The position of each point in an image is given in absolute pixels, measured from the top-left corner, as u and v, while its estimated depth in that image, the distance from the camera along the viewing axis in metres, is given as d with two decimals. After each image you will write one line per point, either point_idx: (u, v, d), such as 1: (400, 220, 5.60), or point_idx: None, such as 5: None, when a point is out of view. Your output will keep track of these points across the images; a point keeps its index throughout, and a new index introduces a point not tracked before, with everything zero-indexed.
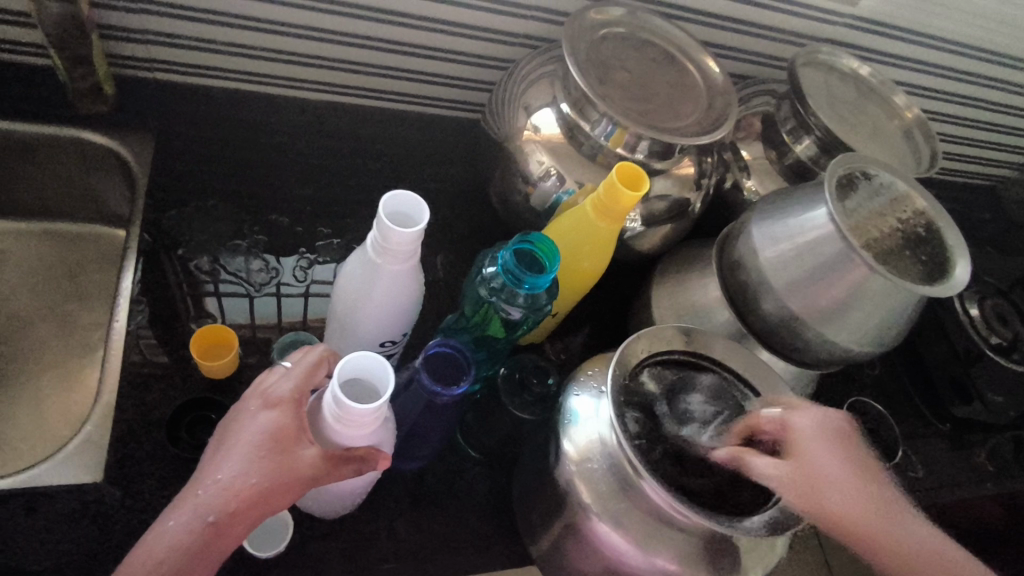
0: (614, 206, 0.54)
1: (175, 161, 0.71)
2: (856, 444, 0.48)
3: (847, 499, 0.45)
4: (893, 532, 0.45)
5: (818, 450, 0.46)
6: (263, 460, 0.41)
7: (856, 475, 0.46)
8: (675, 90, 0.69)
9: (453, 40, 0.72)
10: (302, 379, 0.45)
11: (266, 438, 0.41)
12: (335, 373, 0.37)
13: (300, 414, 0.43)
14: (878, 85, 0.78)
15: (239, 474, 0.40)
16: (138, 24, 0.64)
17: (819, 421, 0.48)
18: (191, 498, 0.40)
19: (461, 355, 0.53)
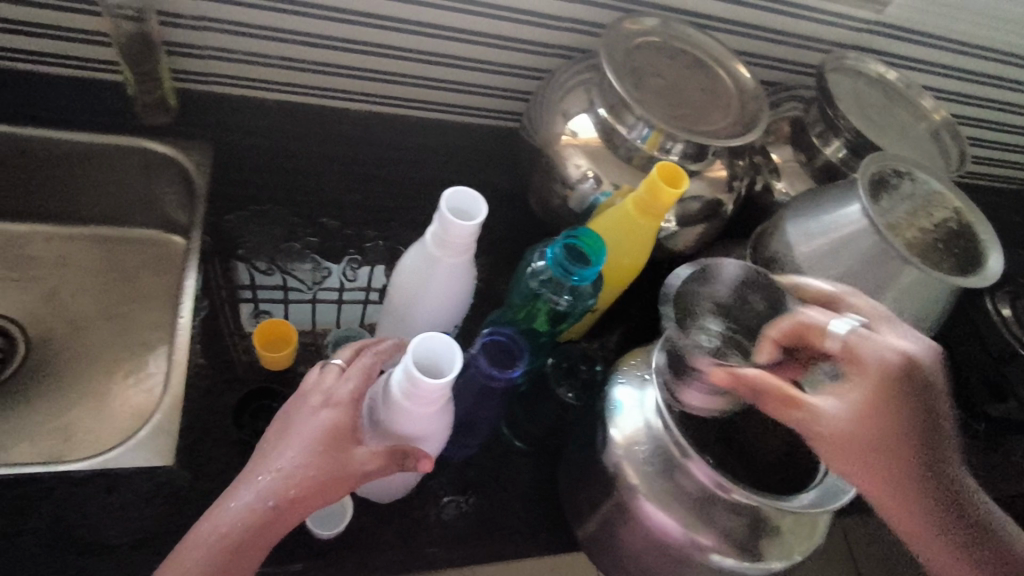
0: (655, 204, 0.56)
1: (232, 167, 0.74)
2: (930, 387, 0.47)
3: (889, 442, 0.46)
4: (930, 485, 0.46)
5: (892, 397, 0.46)
6: (322, 456, 0.45)
7: (912, 422, 0.46)
8: (707, 95, 0.71)
9: (492, 52, 0.75)
10: (359, 381, 0.49)
11: (325, 435, 0.45)
12: (407, 352, 0.40)
13: (355, 414, 0.47)
14: (905, 90, 0.80)
15: (297, 466, 0.44)
16: (200, 41, 0.68)
17: (892, 357, 0.47)
18: (256, 484, 0.44)
19: (514, 343, 0.59)
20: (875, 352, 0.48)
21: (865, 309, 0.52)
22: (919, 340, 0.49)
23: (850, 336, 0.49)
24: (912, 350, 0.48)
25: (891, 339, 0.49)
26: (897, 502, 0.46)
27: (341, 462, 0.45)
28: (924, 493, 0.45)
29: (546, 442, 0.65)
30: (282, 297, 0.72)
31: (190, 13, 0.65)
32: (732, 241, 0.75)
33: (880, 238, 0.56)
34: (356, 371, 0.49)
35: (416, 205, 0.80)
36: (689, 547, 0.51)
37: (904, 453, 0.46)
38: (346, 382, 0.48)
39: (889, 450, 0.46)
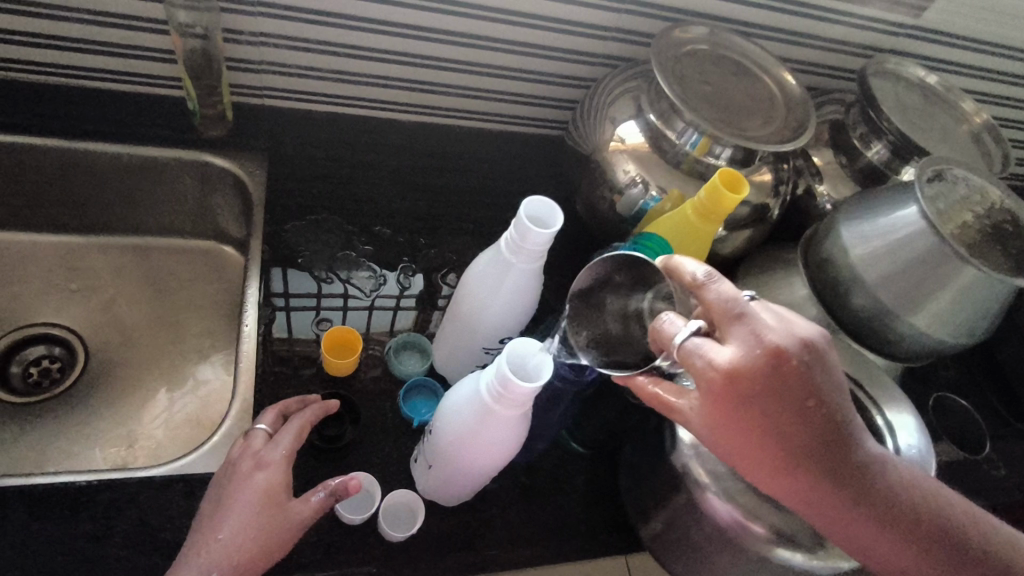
0: (715, 211, 0.58)
1: (285, 177, 0.76)
2: (784, 387, 0.41)
3: (747, 447, 0.43)
4: (813, 480, 0.42)
5: (727, 413, 0.42)
6: (261, 517, 0.49)
7: (770, 425, 0.41)
8: (752, 100, 0.73)
9: (539, 62, 0.77)
10: (288, 442, 0.53)
11: (262, 495, 0.50)
12: (507, 347, 0.42)
13: (288, 473, 0.52)
14: (945, 93, 0.81)
15: (238, 534, 0.48)
16: (258, 56, 0.70)
17: (725, 372, 0.40)
18: (195, 555, 0.47)
19: None
20: (704, 368, 0.41)
21: (712, 303, 0.42)
22: (757, 342, 0.41)
23: (677, 353, 0.42)
24: (750, 356, 0.40)
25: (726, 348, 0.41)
26: (780, 493, 0.44)
27: (278, 519, 0.49)
28: (808, 489, 0.43)
29: (603, 443, 0.66)
30: (315, 305, 0.72)
31: (250, 29, 0.67)
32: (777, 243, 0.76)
33: (936, 238, 0.57)
34: (281, 434, 0.54)
35: (464, 213, 0.81)
36: (757, 543, 0.51)
37: (774, 457, 0.42)
38: (277, 447, 0.53)
39: (755, 455, 0.43)
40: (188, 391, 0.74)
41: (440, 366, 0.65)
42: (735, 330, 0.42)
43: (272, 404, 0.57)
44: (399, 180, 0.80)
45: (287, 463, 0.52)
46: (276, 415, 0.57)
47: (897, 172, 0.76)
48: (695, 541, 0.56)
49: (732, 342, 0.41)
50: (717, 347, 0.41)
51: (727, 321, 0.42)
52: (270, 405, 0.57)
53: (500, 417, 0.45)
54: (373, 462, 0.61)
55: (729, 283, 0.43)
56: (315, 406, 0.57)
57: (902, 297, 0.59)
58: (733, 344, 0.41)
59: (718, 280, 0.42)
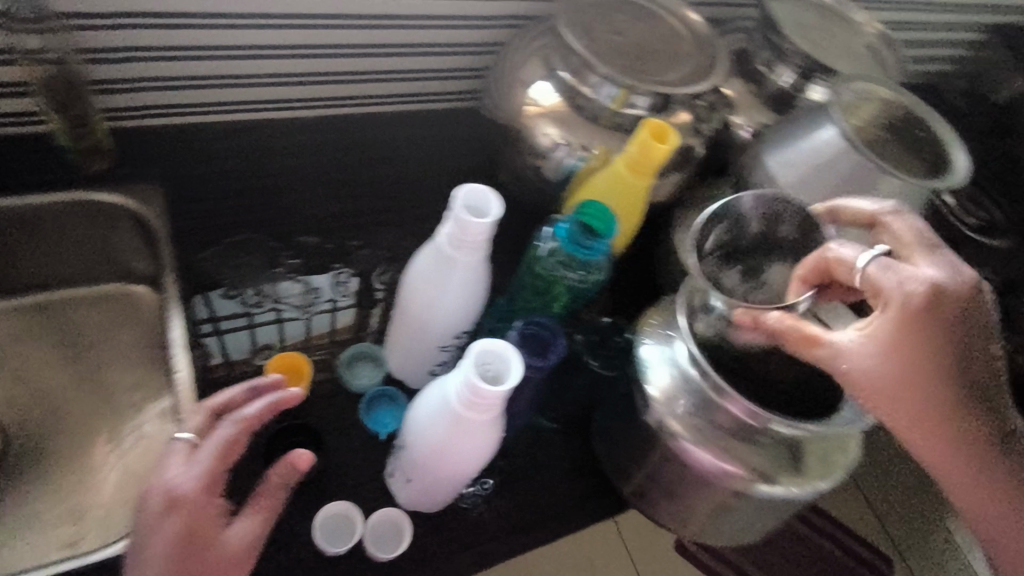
0: (646, 164, 0.58)
1: (190, 198, 0.69)
2: (955, 324, 0.46)
3: (917, 381, 0.46)
4: (964, 425, 0.47)
5: (917, 338, 0.46)
6: (181, 563, 0.44)
7: (928, 367, 0.46)
8: (659, 43, 0.71)
9: (439, 33, 0.74)
10: (206, 466, 0.46)
11: (177, 542, 0.44)
12: (469, 356, 0.41)
13: (209, 502, 0.46)
14: (836, 7, 0.83)
15: None
16: (128, 74, 0.64)
17: (927, 292, 0.46)
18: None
19: (544, 329, 0.55)
20: (902, 288, 0.46)
21: (903, 234, 0.50)
22: (950, 271, 0.48)
23: (871, 274, 0.47)
24: (953, 280, 0.47)
25: (911, 270, 0.47)
26: (927, 439, 0.47)
27: (206, 559, 0.45)
28: (954, 430, 0.47)
29: (575, 413, 0.65)
30: (246, 325, 0.68)
31: (116, 45, 0.62)
32: (705, 182, 0.76)
33: (857, 156, 0.59)
34: (202, 456, 0.47)
35: (398, 204, 0.75)
36: (740, 480, 0.53)
37: (936, 395, 0.46)
38: (191, 474, 0.46)
39: (918, 391, 0.46)
40: (131, 451, 0.68)
41: (400, 371, 0.62)
42: (930, 258, 0.48)
43: (205, 410, 0.50)
44: (315, 179, 0.74)
45: (207, 491, 0.46)
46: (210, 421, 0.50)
47: (806, 91, 0.77)
48: (680, 489, 0.58)
49: (930, 266, 0.47)
50: (915, 269, 0.47)
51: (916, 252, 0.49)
52: (202, 410, 0.50)
53: (469, 425, 0.44)
54: (348, 484, 0.58)
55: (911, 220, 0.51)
56: (251, 412, 0.49)
57: None
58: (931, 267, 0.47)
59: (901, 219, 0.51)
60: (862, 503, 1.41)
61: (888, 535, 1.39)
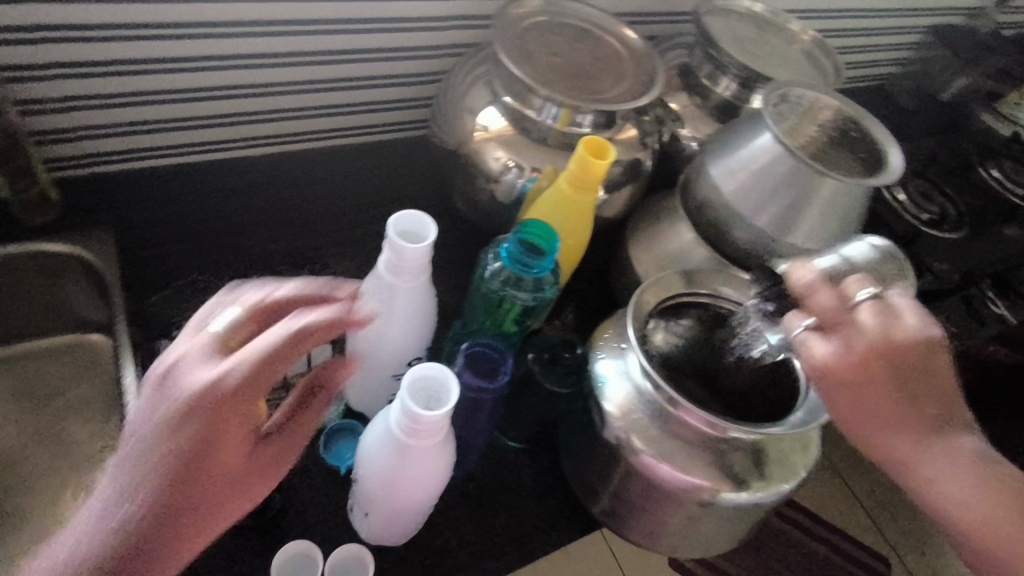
0: (587, 180, 0.58)
1: (145, 245, 0.69)
2: (874, 376, 0.46)
3: (860, 423, 0.46)
4: (931, 459, 0.45)
5: (839, 399, 0.47)
6: (184, 480, 0.36)
7: (869, 416, 0.46)
8: (600, 62, 0.73)
9: (385, 65, 0.75)
10: (249, 370, 0.38)
11: (188, 454, 0.37)
12: (399, 392, 0.41)
13: (238, 415, 0.38)
14: (772, 19, 0.85)
15: (139, 509, 0.36)
16: (69, 123, 0.65)
17: (821, 367, 0.47)
18: (99, 535, 0.35)
19: (493, 349, 0.56)
20: (807, 361, 0.48)
21: (818, 306, 0.48)
22: (850, 344, 0.47)
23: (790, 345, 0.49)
24: (844, 354, 0.46)
25: (819, 345, 0.47)
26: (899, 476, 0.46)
27: (212, 484, 0.37)
28: (923, 467, 0.45)
29: (540, 433, 0.65)
30: None
31: (53, 96, 0.62)
32: (657, 194, 0.78)
33: (793, 160, 0.60)
34: (243, 353, 0.39)
35: (354, 235, 0.76)
36: (703, 493, 0.53)
37: (886, 433, 0.46)
38: (230, 372, 0.38)
39: (868, 431, 0.46)
40: None
41: (357, 402, 0.61)
42: (832, 332, 0.47)
43: (252, 307, 0.43)
44: (267, 219, 0.74)
45: (239, 401, 0.38)
46: (252, 323, 0.43)
47: (747, 101, 0.79)
48: (648, 503, 0.57)
49: (828, 342, 0.47)
50: (816, 344, 0.48)
51: (833, 321, 0.48)
52: (246, 307, 0.43)
53: (411, 452, 0.44)
54: (310, 525, 0.57)
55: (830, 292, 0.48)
56: (309, 321, 0.41)
57: (776, 222, 0.62)
58: (832, 342, 0.47)
59: (821, 288, 0.49)
60: (858, 508, 1.39)
61: (880, 533, 1.38)
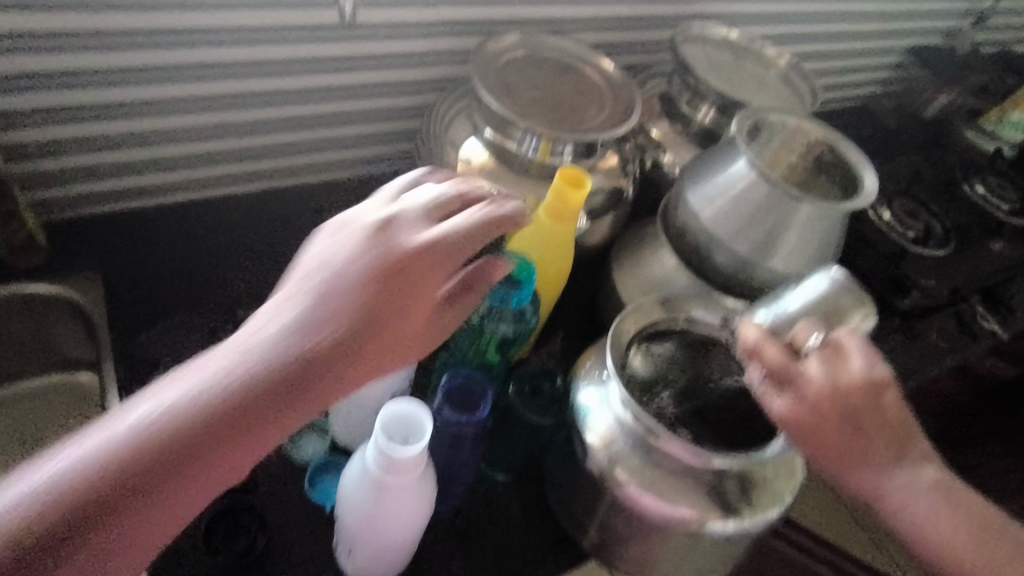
0: (563, 213, 0.59)
1: (129, 288, 0.70)
2: (832, 425, 0.48)
3: (830, 464, 0.49)
4: (898, 492, 0.48)
5: (803, 445, 0.49)
6: (380, 313, 0.41)
7: (836, 459, 0.48)
8: (579, 93, 0.74)
9: (368, 101, 0.77)
10: (472, 232, 0.47)
11: (396, 288, 0.42)
12: (377, 434, 0.42)
13: (439, 272, 0.45)
14: (748, 46, 0.87)
15: (330, 327, 0.38)
16: (58, 168, 0.67)
17: (781, 421, 0.49)
18: (250, 364, 0.36)
19: (473, 383, 0.56)
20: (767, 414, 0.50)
21: (767, 362, 0.49)
22: (801, 400, 0.48)
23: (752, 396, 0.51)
24: (794, 410, 0.48)
25: (774, 402, 0.49)
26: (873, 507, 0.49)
27: (400, 323, 0.42)
28: (891, 500, 0.48)
29: (527, 464, 0.64)
30: None
31: (40, 141, 0.64)
32: (641, 220, 0.78)
33: (768, 186, 0.61)
34: (446, 226, 0.46)
35: None
36: (688, 523, 0.53)
37: (857, 472, 0.48)
38: (446, 232, 0.46)
39: (839, 470, 0.49)
40: None
41: (344, 437, 0.61)
42: (783, 389, 0.49)
43: (454, 194, 0.50)
44: (255, 254, 0.75)
45: (405, 284, 0.43)
46: (442, 206, 0.49)
47: (726, 126, 0.80)
48: (637, 535, 0.56)
49: (780, 401, 0.49)
50: (772, 399, 0.49)
51: (786, 376, 0.49)
52: (452, 189, 0.50)
53: (395, 494, 0.44)
54: (294, 564, 0.56)
55: (773, 351, 0.49)
56: (504, 212, 0.49)
57: (756, 246, 0.63)
58: (784, 397, 0.49)
59: (767, 348, 0.49)
60: (862, 529, 1.37)
61: (886, 555, 1.36)
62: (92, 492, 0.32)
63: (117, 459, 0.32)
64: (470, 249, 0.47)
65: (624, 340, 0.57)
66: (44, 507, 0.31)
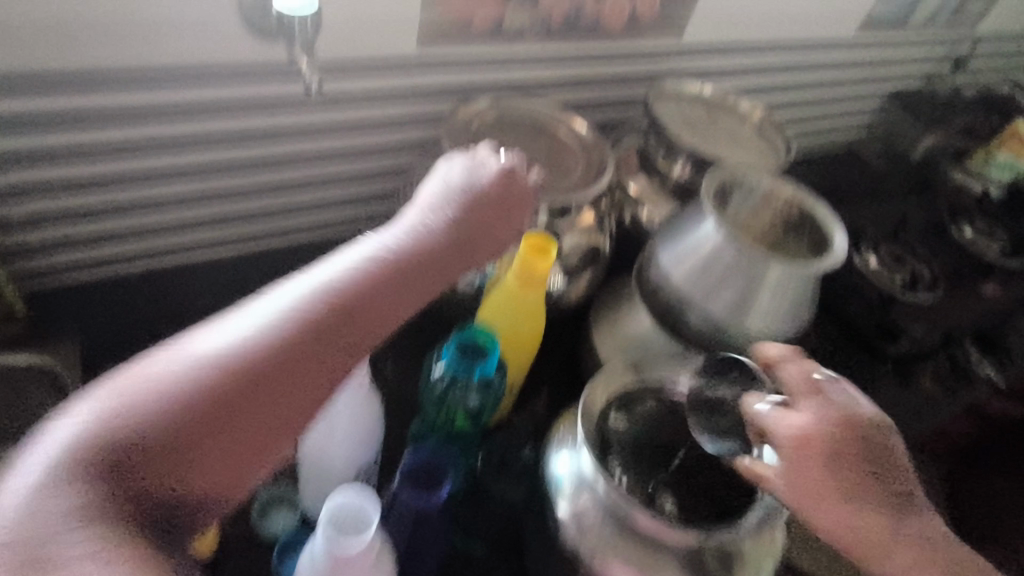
0: (532, 279, 0.60)
1: (110, 355, 0.70)
2: (849, 453, 0.46)
3: (836, 501, 0.46)
4: (892, 540, 0.46)
5: (813, 471, 0.46)
6: (509, 213, 0.53)
7: (843, 498, 0.45)
8: (552, 154, 0.75)
9: (347, 166, 0.79)
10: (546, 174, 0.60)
11: (521, 199, 0.54)
12: (325, 531, 0.44)
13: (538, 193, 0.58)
14: (722, 101, 0.88)
15: (483, 215, 0.51)
16: (37, 241, 0.69)
17: (798, 438, 0.46)
18: (377, 267, 0.42)
19: (435, 460, 0.56)
20: (782, 432, 0.47)
21: (792, 378, 0.50)
22: (825, 415, 0.47)
23: (762, 419, 0.49)
24: (818, 424, 0.47)
25: (797, 415, 0.48)
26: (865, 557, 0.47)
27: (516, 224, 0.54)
28: (885, 549, 0.46)
29: (505, 534, 0.62)
30: None
31: (19, 216, 0.66)
32: (620, 277, 0.78)
33: (736, 249, 0.61)
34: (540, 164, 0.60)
35: None
36: None
37: (863, 514, 0.46)
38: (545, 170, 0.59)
39: (843, 511, 0.46)
40: None
41: (313, 510, 0.59)
42: (808, 402, 0.48)
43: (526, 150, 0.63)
44: None
45: (467, 228, 0.49)
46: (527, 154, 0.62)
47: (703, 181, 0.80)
48: None
49: (805, 412, 0.48)
50: (793, 414, 0.48)
51: (805, 393, 0.49)
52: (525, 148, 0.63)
53: None
54: None
55: (795, 369, 0.51)
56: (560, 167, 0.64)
57: (727, 308, 0.62)
58: (807, 412, 0.48)
59: (793, 364, 0.51)
60: None
61: None
62: (236, 365, 0.35)
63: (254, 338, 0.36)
64: (521, 213, 0.54)
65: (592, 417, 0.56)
66: (208, 374, 0.34)
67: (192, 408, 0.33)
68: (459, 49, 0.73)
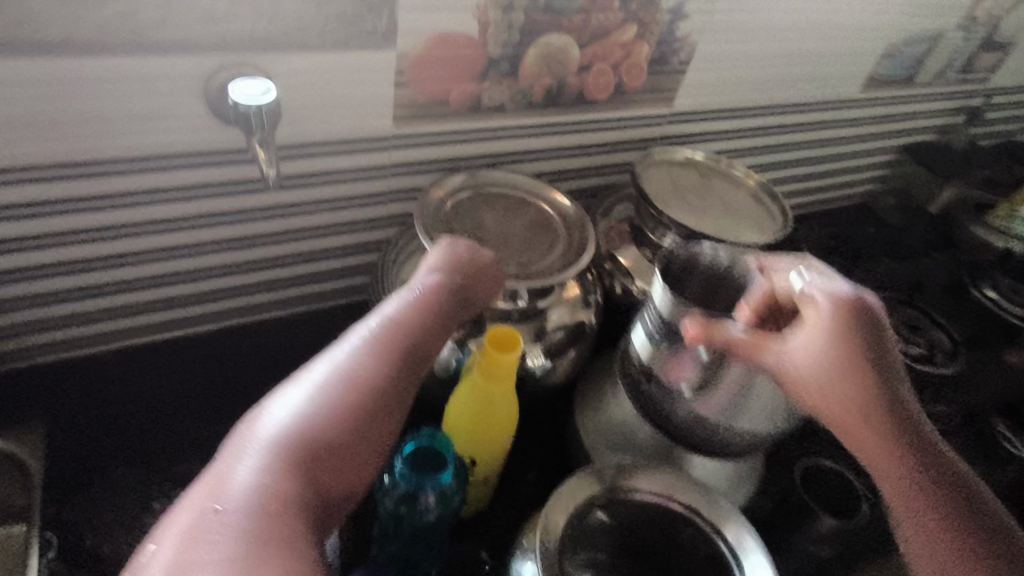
0: (493, 374, 0.58)
1: (76, 438, 0.68)
2: (877, 330, 0.54)
3: (867, 366, 0.52)
4: (890, 438, 0.52)
5: (857, 330, 0.53)
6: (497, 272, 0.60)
7: (860, 367, 0.52)
8: (532, 229, 0.72)
9: (325, 240, 0.78)
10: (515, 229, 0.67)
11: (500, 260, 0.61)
12: None
13: None
14: (715, 166, 0.85)
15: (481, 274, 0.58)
16: (6, 322, 0.67)
17: (846, 301, 0.54)
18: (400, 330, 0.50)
19: None
20: (827, 295, 0.54)
21: (824, 267, 0.57)
22: (855, 295, 0.54)
23: (802, 289, 0.55)
24: (849, 296, 0.54)
25: (834, 284, 0.55)
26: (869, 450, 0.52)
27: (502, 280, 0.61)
28: (892, 440, 0.51)
29: None
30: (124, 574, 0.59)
31: None
32: (608, 355, 0.74)
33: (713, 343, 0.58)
34: None
35: None
36: None
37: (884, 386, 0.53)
38: None
39: (870, 372, 0.52)
40: None
41: None
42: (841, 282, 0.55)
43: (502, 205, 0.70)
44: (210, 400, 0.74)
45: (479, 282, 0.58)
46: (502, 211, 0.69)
47: None
48: None
49: (841, 285, 0.55)
50: (827, 287, 0.55)
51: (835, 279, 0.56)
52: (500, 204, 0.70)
53: None
54: None
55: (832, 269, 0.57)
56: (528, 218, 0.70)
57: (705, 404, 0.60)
58: (844, 287, 0.55)
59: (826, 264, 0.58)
60: None
61: None
62: (339, 403, 0.44)
63: (361, 375, 0.46)
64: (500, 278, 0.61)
65: (558, 533, 0.52)
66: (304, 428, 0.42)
67: (324, 427, 0.43)
68: (435, 123, 0.72)
